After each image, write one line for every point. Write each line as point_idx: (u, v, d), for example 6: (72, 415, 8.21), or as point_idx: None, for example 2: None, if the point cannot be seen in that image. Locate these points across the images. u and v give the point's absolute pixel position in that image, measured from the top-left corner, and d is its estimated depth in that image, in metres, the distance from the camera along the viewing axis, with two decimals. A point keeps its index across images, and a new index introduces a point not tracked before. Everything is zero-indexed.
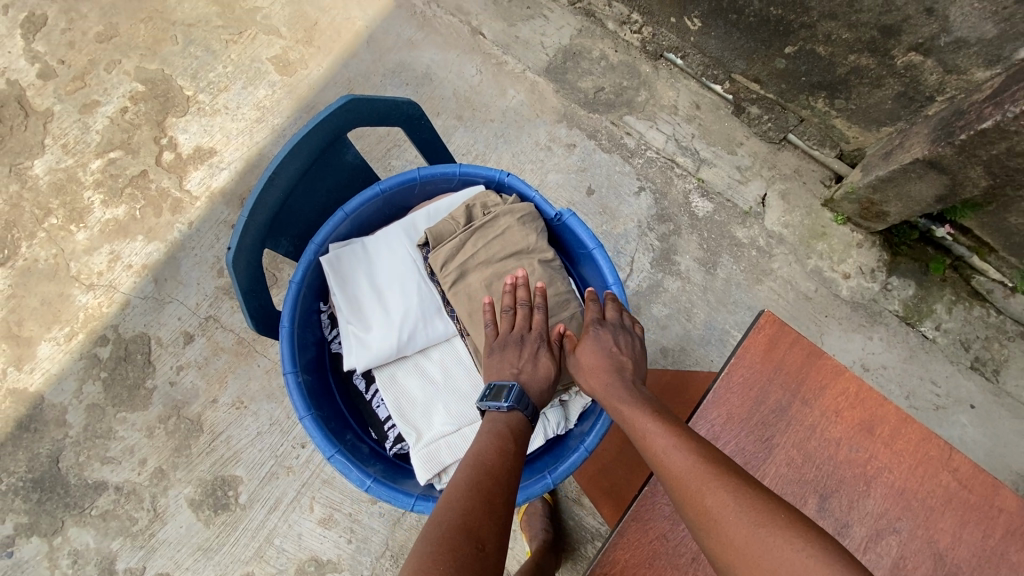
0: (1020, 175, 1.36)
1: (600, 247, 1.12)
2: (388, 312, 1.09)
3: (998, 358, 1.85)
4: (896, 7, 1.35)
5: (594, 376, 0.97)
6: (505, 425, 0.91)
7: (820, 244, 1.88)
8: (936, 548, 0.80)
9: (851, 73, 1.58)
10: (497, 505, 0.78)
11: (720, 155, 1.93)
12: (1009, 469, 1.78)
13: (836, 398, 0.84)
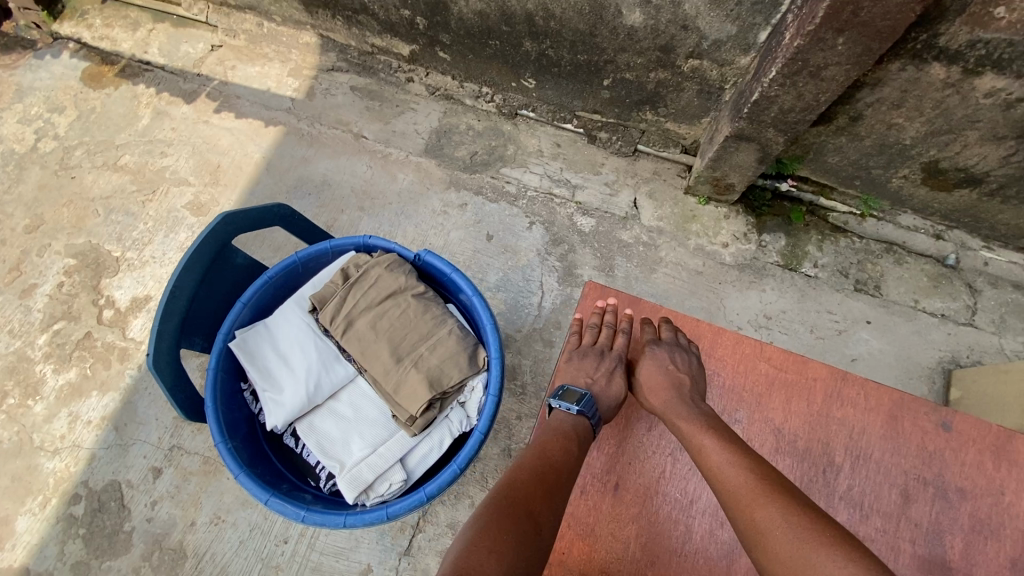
0: (801, 126, 1.66)
1: (456, 269, 1.21)
2: (296, 373, 1.21)
3: (876, 276, 2.10)
4: (662, 31, 1.71)
5: (658, 394, 1.17)
6: (573, 425, 1.17)
7: (694, 226, 2.18)
8: (775, 423, 1.12)
9: (658, 86, 1.94)
10: (557, 496, 1.03)
11: (589, 178, 2.24)
12: (916, 365, 2.01)
13: (664, 331, 1.27)
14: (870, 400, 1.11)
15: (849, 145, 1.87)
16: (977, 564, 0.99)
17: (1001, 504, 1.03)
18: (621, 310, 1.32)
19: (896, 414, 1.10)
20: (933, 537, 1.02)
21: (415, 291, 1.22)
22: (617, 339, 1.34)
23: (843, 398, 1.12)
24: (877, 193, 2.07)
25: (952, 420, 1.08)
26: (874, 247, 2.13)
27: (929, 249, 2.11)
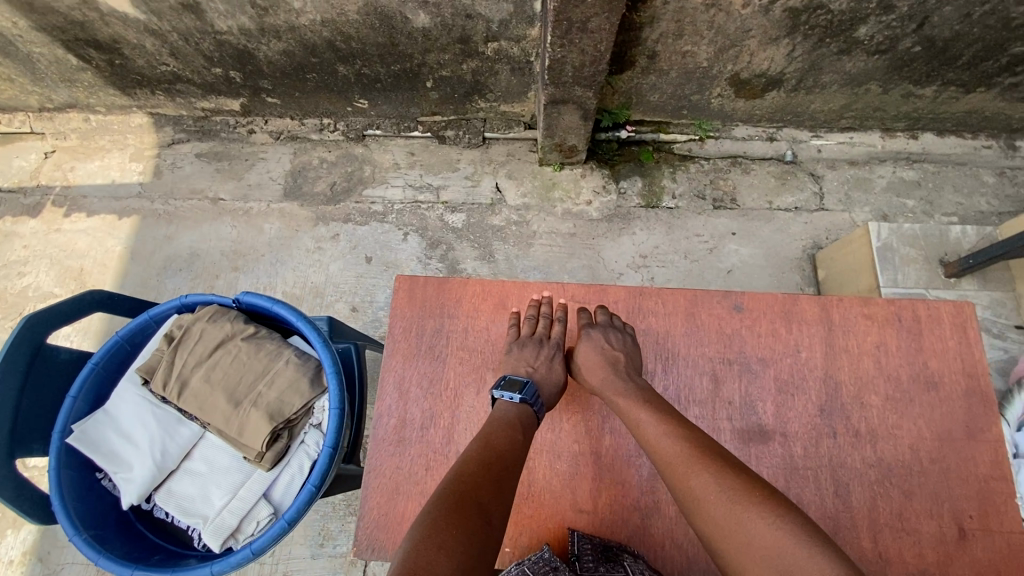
0: (600, 77, 1.77)
1: (276, 302, 1.20)
2: (139, 446, 1.19)
3: (729, 190, 2.26)
4: (451, 26, 1.80)
5: (595, 370, 1.13)
6: (515, 415, 1.08)
7: (557, 192, 2.28)
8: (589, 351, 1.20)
9: (475, 74, 2.02)
10: (504, 488, 0.96)
11: (448, 177, 2.30)
12: (784, 259, 2.17)
13: (472, 300, 1.26)
14: (671, 305, 1.19)
15: (660, 80, 2.02)
16: (789, 422, 1.09)
17: (799, 361, 1.12)
18: (428, 287, 1.27)
19: (695, 310, 1.18)
20: (747, 409, 1.10)
21: (245, 334, 1.21)
22: (554, 326, 1.22)
23: (645, 311, 1.20)
24: (706, 115, 2.23)
25: (741, 299, 1.18)
26: (720, 164, 2.29)
27: (767, 152, 2.28)
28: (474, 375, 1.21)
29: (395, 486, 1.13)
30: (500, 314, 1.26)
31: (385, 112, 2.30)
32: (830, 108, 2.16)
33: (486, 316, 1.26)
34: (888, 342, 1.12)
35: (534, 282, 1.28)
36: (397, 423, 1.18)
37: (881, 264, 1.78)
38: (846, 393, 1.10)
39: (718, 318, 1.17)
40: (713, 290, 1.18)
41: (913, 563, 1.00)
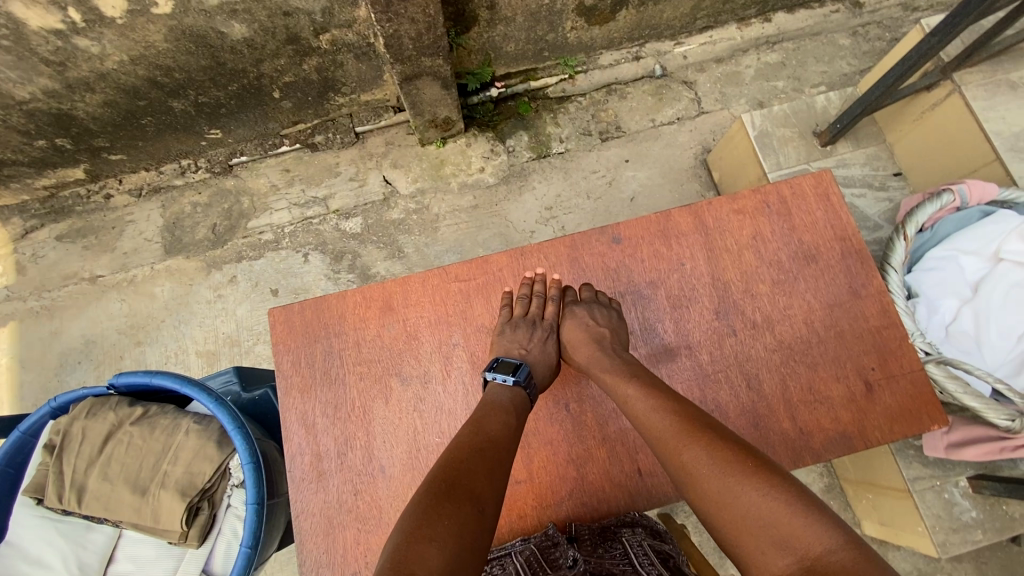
0: (443, 41, 1.71)
1: (152, 375, 1.15)
2: (54, 567, 1.14)
3: (612, 119, 2.27)
4: (273, 28, 1.69)
5: (581, 347, 1.12)
6: (508, 399, 1.05)
7: (447, 168, 2.22)
8: (487, 326, 1.21)
9: (320, 71, 1.92)
10: (495, 472, 0.90)
11: (332, 184, 2.19)
12: (679, 171, 2.21)
13: (356, 312, 1.21)
14: (557, 259, 1.24)
15: (510, 28, 1.97)
16: (691, 333, 1.16)
17: (685, 274, 1.20)
18: (305, 313, 1.21)
19: (582, 254, 1.24)
20: (651, 332, 1.17)
21: (134, 418, 1.19)
22: (546, 304, 1.18)
23: (533, 271, 1.24)
24: (568, 51, 2.21)
25: (618, 231, 1.24)
26: (596, 96, 2.29)
27: (637, 72, 2.29)
28: (380, 386, 1.17)
29: (329, 521, 1.11)
30: (386, 317, 1.21)
31: (243, 135, 2.15)
32: (682, 13, 2.17)
33: (373, 323, 1.21)
34: (762, 231, 1.20)
35: (412, 274, 1.23)
36: (313, 458, 1.14)
37: (762, 151, 1.82)
38: (733, 290, 1.18)
39: (602, 256, 1.23)
40: (589, 231, 1.23)
41: (831, 428, 1.10)
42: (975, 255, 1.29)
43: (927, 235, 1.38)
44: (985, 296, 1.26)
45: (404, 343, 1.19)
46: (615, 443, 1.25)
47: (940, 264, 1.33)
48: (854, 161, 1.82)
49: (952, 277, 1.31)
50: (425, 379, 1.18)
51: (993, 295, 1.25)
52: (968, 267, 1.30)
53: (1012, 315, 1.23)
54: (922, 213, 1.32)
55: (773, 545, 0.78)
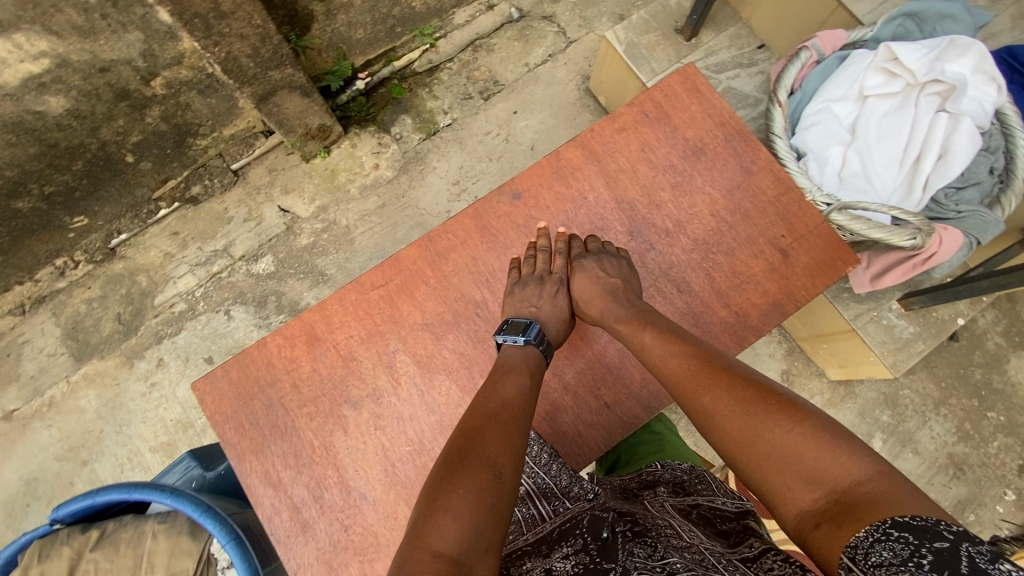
0: (284, 50, 1.60)
1: (96, 493, 1.08)
2: None
3: (487, 75, 2.22)
4: (94, 89, 1.54)
5: (594, 298, 1.11)
6: (520, 359, 1.03)
7: (341, 176, 2.12)
8: (420, 321, 1.18)
9: (168, 118, 1.77)
10: (513, 437, 0.87)
11: (229, 231, 2.06)
12: (568, 107, 2.21)
13: (283, 354, 1.17)
14: (466, 232, 1.22)
15: (352, 14, 1.87)
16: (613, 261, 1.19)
17: (590, 206, 1.21)
18: (230, 375, 1.15)
19: (488, 219, 1.22)
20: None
21: (93, 543, 1.11)
22: (554, 259, 1.16)
23: (447, 252, 1.21)
24: (419, 19, 2.12)
25: (515, 187, 1.23)
26: (464, 57, 2.22)
27: (494, 22, 2.23)
28: (333, 418, 1.14)
29: (329, 564, 1.08)
30: (317, 348, 1.17)
31: (112, 213, 1.97)
32: None
33: (305, 359, 1.17)
34: (649, 141, 1.22)
35: (328, 298, 1.19)
36: (292, 511, 1.10)
37: (635, 63, 1.84)
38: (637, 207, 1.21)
39: (507, 215, 1.22)
40: (486, 195, 1.21)
41: (763, 302, 1.16)
42: (843, 99, 1.36)
43: (797, 96, 1.42)
44: (862, 134, 1.34)
45: (343, 368, 1.16)
46: (577, 388, 1.28)
47: (817, 117, 1.38)
48: (720, 46, 1.86)
49: (830, 125, 1.37)
50: (376, 395, 1.15)
51: (867, 131, 1.34)
52: (840, 113, 1.37)
53: (887, 144, 1.32)
54: (789, 73, 1.36)
55: (801, 481, 0.81)
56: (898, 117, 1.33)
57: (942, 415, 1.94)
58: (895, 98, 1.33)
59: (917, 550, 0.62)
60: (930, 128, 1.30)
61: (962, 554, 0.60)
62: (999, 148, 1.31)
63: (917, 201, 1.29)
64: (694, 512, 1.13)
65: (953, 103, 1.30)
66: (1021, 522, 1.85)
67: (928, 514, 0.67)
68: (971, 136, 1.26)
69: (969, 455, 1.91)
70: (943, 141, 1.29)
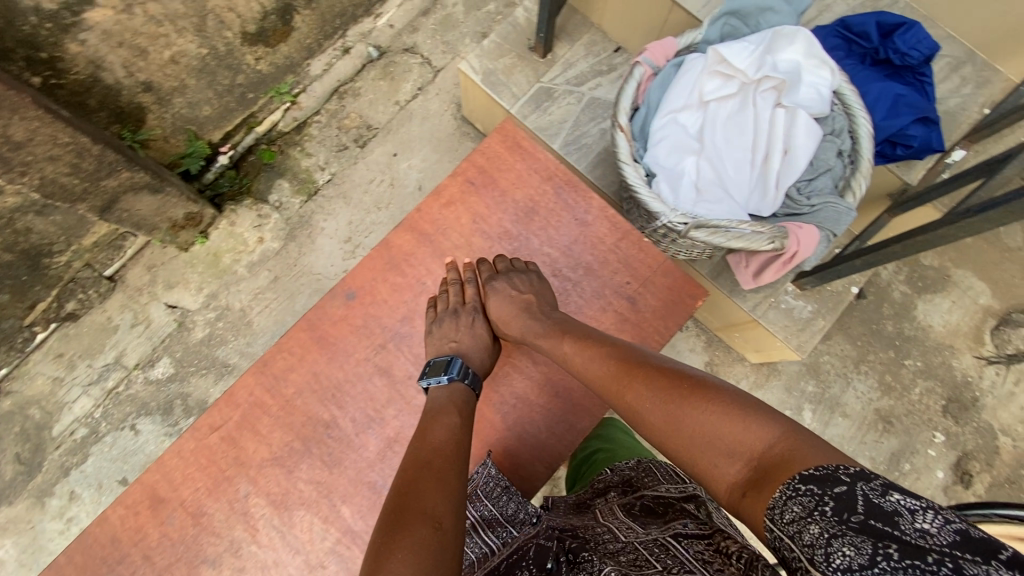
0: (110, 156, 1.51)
1: None
2: None
3: (358, 121, 2.14)
4: None
5: (512, 317, 1.14)
6: (446, 395, 1.04)
7: (226, 258, 2.02)
8: (265, 458, 1.15)
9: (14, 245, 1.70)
10: (450, 480, 0.85)
11: (117, 341, 1.94)
12: (448, 138, 2.14)
13: (127, 525, 1.12)
14: (303, 346, 1.20)
15: (190, 95, 1.76)
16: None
17: (430, 290, 1.24)
18: (73, 561, 1.11)
19: (328, 326, 1.21)
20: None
21: None
22: (466, 289, 1.20)
23: (286, 372, 1.19)
24: (271, 81, 2.01)
25: (349, 287, 1.24)
26: (330, 107, 2.13)
27: (354, 65, 2.13)
28: None
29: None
30: (163, 511, 1.13)
31: None
32: None
33: (151, 525, 1.12)
34: (477, 212, 1.29)
35: (165, 454, 1.15)
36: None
37: (495, 92, 1.80)
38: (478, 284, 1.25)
39: (344, 319, 1.22)
40: (319, 302, 1.21)
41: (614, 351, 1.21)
42: (685, 109, 1.34)
43: (643, 110, 1.38)
44: (709, 141, 1.32)
45: (192, 526, 1.12)
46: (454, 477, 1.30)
47: (664, 130, 1.35)
48: (576, 57, 1.82)
49: (678, 137, 1.34)
50: (234, 546, 1.11)
51: (714, 138, 1.32)
52: (684, 123, 1.34)
53: (735, 147, 1.31)
54: (627, 93, 1.32)
55: (722, 454, 0.78)
56: (739, 119, 1.31)
57: (864, 373, 1.98)
58: (733, 99, 1.32)
59: (820, 499, 0.60)
60: (770, 125, 1.29)
61: (858, 493, 0.58)
62: (842, 130, 1.31)
63: (772, 201, 1.29)
64: (640, 502, 1.05)
65: (788, 96, 1.29)
66: (949, 461, 1.92)
67: (830, 462, 0.65)
68: (809, 128, 1.26)
69: (894, 407, 1.96)
70: (785, 137, 1.28)
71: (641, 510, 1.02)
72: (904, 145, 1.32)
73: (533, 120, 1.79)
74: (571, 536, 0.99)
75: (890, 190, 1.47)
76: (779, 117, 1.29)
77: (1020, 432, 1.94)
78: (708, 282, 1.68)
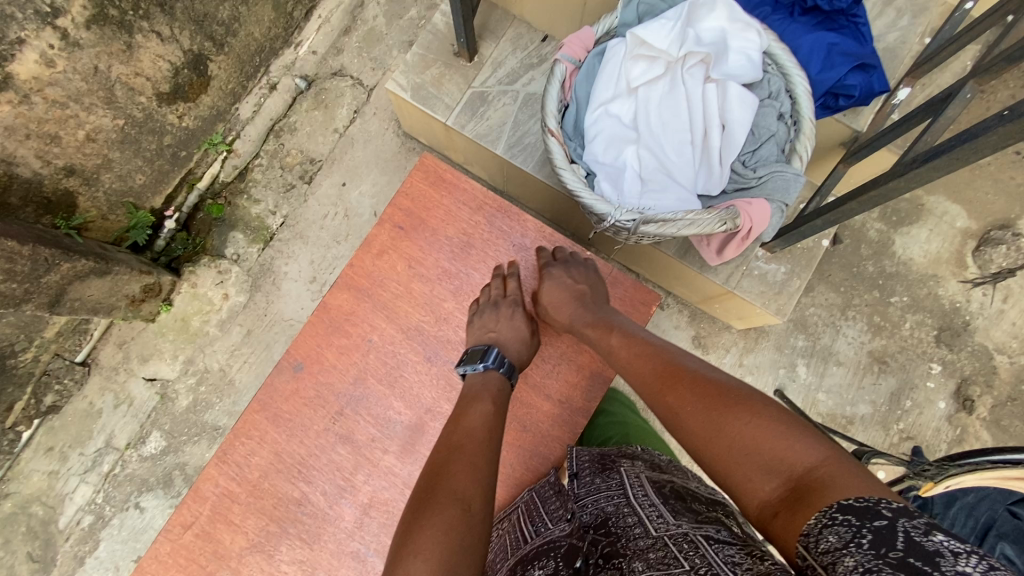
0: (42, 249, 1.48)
1: None
2: None
3: (300, 156, 2.08)
4: None
5: (565, 304, 1.24)
6: (482, 383, 1.11)
7: (194, 320, 1.98)
8: (241, 549, 1.16)
9: None
10: (480, 465, 0.90)
11: (103, 423, 1.92)
12: (394, 157, 2.08)
13: None
14: (259, 428, 1.20)
15: (117, 168, 1.71)
16: (421, 399, 1.22)
17: (377, 347, 1.25)
18: None
19: (280, 402, 1.21)
20: (389, 423, 1.21)
21: None
22: (508, 283, 1.27)
23: (247, 457, 1.19)
24: (201, 134, 1.94)
25: (295, 360, 1.24)
26: (269, 147, 2.07)
27: (283, 101, 2.07)
28: None
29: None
30: None
31: None
32: (270, 23, 1.96)
33: None
34: (411, 259, 1.30)
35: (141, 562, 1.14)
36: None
37: (427, 107, 1.75)
38: (427, 332, 1.26)
39: (295, 394, 1.22)
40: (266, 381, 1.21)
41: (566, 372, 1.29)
42: (614, 99, 1.28)
43: (572, 109, 1.34)
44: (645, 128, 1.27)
45: None
46: None
47: (598, 124, 1.29)
48: (504, 55, 1.76)
49: (613, 128, 1.29)
50: None
51: (650, 123, 1.27)
52: (617, 114, 1.29)
53: (673, 128, 1.26)
54: (551, 94, 1.26)
55: (759, 470, 0.78)
56: (672, 99, 1.26)
57: (851, 318, 1.95)
58: (662, 80, 1.27)
59: (858, 531, 0.59)
60: (704, 101, 1.25)
61: (900, 530, 0.57)
62: (780, 91, 1.27)
63: (719, 178, 1.25)
64: (670, 487, 0.96)
65: (716, 69, 1.24)
66: (950, 390, 1.90)
67: (872, 496, 0.64)
68: (742, 98, 1.22)
69: (887, 346, 1.94)
70: (721, 111, 1.24)
71: (670, 494, 0.94)
72: (845, 95, 1.28)
73: (472, 128, 1.74)
74: (603, 533, 0.95)
75: (840, 139, 1.43)
76: (712, 91, 1.25)
77: (1015, 348, 1.92)
78: (676, 261, 1.64)
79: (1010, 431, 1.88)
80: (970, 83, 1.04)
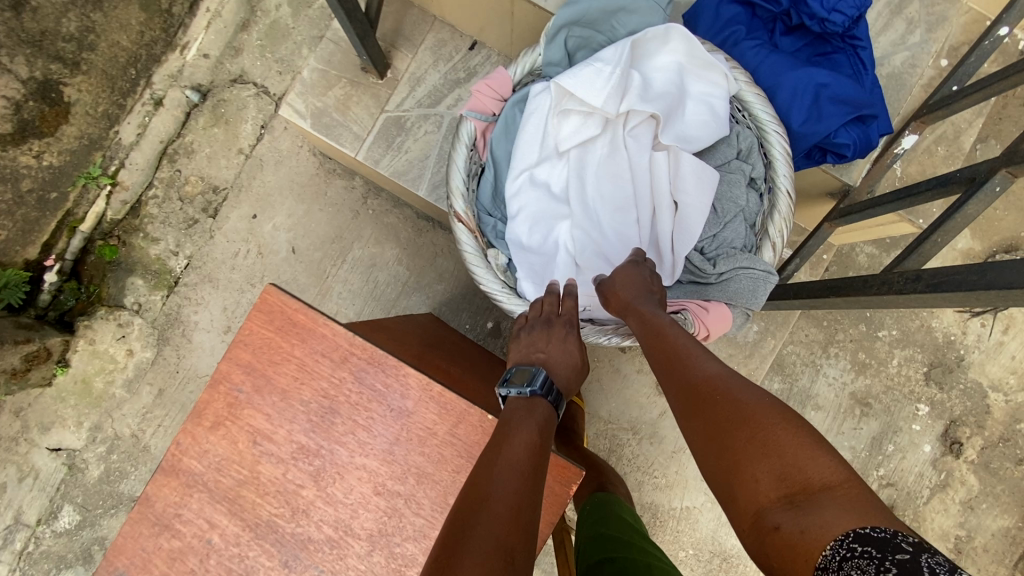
0: None
1: None
2: None
3: (201, 185, 1.76)
4: None
5: (631, 285, 0.92)
6: (524, 415, 0.77)
7: (97, 380, 1.76)
8: None
9: None
10: (514, 548, 0.57)
11: (8, 499, 1.75)
12: (310, 182, 1.77)
13: None
14: None
15: None
16: None
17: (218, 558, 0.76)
18: None
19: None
20: None
21: None
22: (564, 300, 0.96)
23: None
24: (71, 168, 1.69)
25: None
26: (162, 175, 1.75)
27: (173, 118, 1.74)
28: None
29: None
30: None
31: None
32: (141, 27, 1.69)
33: None
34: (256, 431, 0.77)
35: None
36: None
37: (332, 138, 1.43)
38: (282, 534, 0.76)
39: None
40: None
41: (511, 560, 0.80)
42: (539, 167, 1.00)
43: (489, 173, 1.05)
44: (578, 204, 0.99)
45: None
46: None
47: (520, 197, 1.01)
48: (424, 68, 1.42)
49: (539, 203, 1.01)
50: None
51: (584, 198, 0.99)
52: (543, 184, 1.01)
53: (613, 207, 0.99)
54: (457, 166, 0.97)
55: (771, 475, 0.65)
56: (613, 169, 0.98)
57: (832, 356, 1.75)
58: (600, 142, 0.99)
59: (880, 564, 0.52)
60: (653, 172, 0.97)
61: (924, 566, 0.50)
62: (752, 149, 0.98)
63: (670, 269, 0.98)
64: None
65: (668, 129, 0.96)
66: (936, 433, 1.74)
67: (886, 525, 0.56)
68: (698, 174, 0.95)
69: (871, 386, 1.75)
70: (673, 187, 0.96)
71: None
72: (835, 153, 1.00)
73: (388, 164, 1.42)
74: None
75: (828, 189, 1.16)
76: (662, 160, 0.97)
77: (1012, 384, 1.73)
78: None
79: (997, 473, 1.73)
80: (999, 174, 0.76)
